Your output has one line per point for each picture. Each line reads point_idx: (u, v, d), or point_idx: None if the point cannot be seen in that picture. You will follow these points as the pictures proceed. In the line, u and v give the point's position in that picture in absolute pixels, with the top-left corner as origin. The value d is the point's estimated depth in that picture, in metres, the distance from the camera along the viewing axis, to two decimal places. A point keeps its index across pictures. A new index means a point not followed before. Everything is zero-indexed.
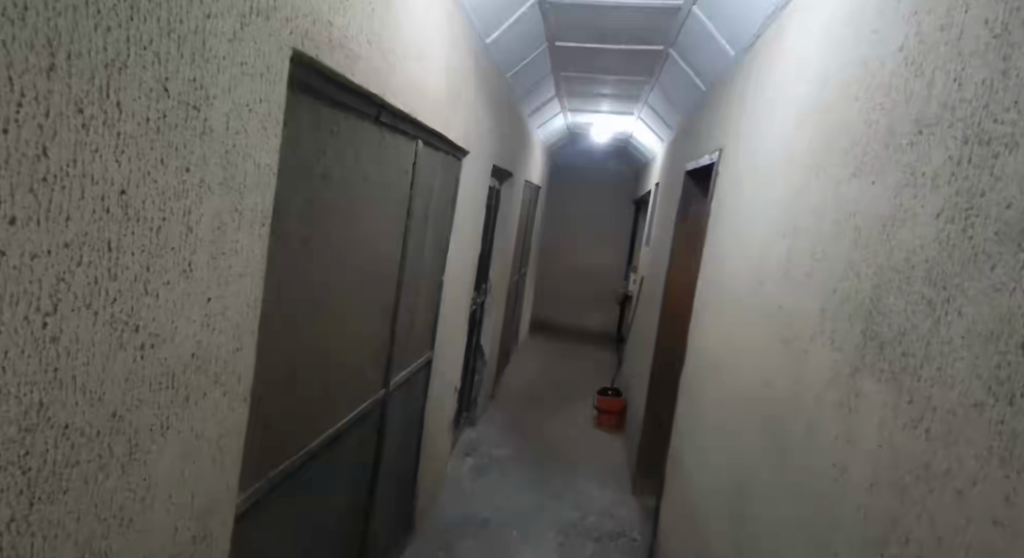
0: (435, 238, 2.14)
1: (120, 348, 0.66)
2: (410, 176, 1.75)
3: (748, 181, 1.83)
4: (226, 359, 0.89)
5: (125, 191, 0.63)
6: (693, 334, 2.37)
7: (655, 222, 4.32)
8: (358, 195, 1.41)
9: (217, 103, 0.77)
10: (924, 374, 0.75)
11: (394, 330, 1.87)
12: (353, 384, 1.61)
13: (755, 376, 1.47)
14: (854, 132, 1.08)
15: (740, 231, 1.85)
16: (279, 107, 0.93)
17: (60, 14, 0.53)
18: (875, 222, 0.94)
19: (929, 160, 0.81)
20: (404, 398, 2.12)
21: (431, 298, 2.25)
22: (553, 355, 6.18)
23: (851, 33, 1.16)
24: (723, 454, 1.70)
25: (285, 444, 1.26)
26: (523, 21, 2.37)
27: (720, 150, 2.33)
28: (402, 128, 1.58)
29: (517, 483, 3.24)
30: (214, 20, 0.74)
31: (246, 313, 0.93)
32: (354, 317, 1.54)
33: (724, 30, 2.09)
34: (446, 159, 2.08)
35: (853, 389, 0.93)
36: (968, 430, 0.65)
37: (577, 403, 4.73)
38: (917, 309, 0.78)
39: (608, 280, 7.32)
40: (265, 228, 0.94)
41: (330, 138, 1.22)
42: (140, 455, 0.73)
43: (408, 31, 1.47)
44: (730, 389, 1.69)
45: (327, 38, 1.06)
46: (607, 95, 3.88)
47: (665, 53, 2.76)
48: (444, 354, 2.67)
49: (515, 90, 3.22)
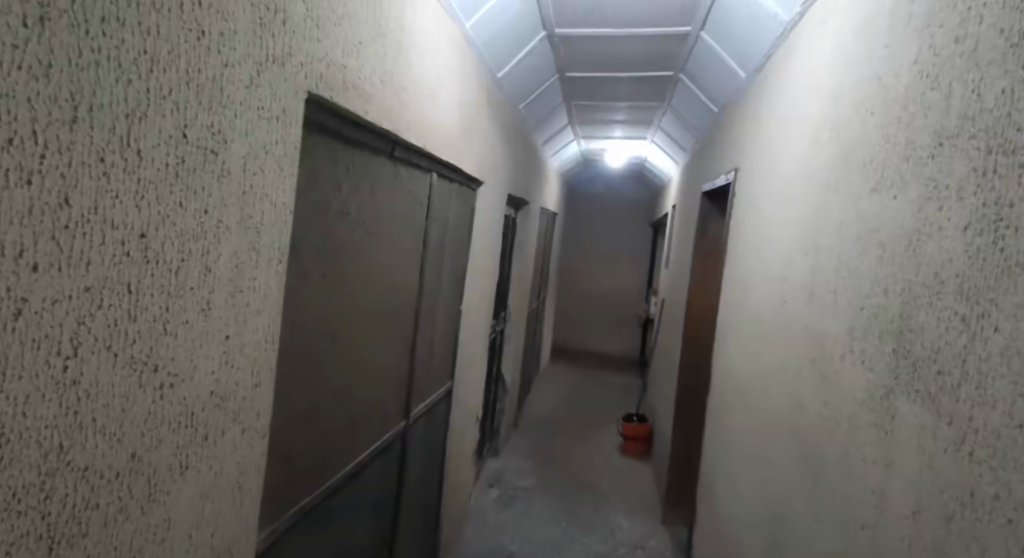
0: (451, 267, 2.14)
1: (140, 388, 0.67)
2: (425, 209, 1.77)
3: (767, 200, 1.81)
4: (245, 396, 0.89)
5: (145, 235, 0.65)
6: (718, 355, 2.31)
7: (673, 244, 4.30)
8: (374, 229, 1.43)
9: (235, 146, 0.79)
10: (963, 394, 0.71)
11: (413, 361, 1.86)
12: (373, 417, 1.60)
13: (785, 398, 1.42)
14: (872, 148, 1.07)
15: (761, 251, 1.82)
16: (295, 147, 0.94)
17: (83, 69, 0.55)
18: (900, 237, 0.92)
19: (953, 173, 0.79)
20: (426, 429, 2.11)
21: (449, 327, 2.24)
22: (575, 381, 6.10)
23: (863, 48, 1.16)
24: (754, 481, 1.65)
25: (305, 479, 1.25)
26: (534, 53, 2.41)
27: (737, 169, 2.31)
28: (416, 163, 1.60)
29: (543, 515, 3.17)
30: (231, 68, 0.76)
31: (264, 349, 0.93)
32: (372, 350, 1.54)
33: (734, 54, 2.10)
34: (460, 189, 2.09)
35: (888, 410, 0.90)
36: (1015, 454, 0.62)
37: (601, 431, 4.64)
38: (950, 326, 0.75)
39: (629, 304, 7.26)
40: (282, 264, 0.95)
41: (346, 174, 1.24)
42: (160, 495, 0.72)
43: (420, 69, 1.50)
44: (759, 413, 1.64)
45: (342, 79, 1.08)
46: (619, 121, 3.91)
47: (676, 78, 2.78)
48: (464, 383, 2.64)
49: (528, 120, 3.26)
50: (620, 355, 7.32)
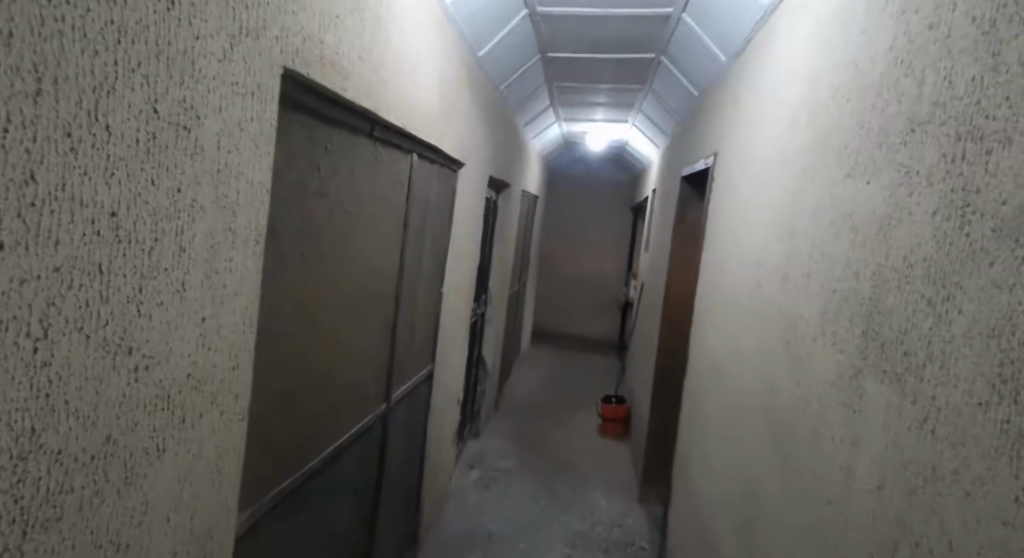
0: (432, 249, 2.14)
1: (114, 370, 0.66)
2: (405, 190, 1.75)
3: (745, 184, 1.83)
4: (223, 379, 0.88)
5: (116, 213, 0.63)
6: (695, 338, 2.35)
7: (653, 227, 4.33)
8: (353, 210, 1.41)
9: (209, 122, 0.77)
10: (927, 373, 0.74)
11: (394, 344, 1.86)
12: (353, 400, 1.60)
13: (759, 380, 1.46)
14: (847, 133, 1.08)
15: (738, 235, 1.84)
16: (271, 125, 0.92)
17: (46, 39, 0.53)
18: (872, 222, 0.94)
19: (923, 159, 0.81)
20: (406, 412, 2.11)
21: (430, 310, 2.24)
22: (556, 364, 6.16)
23: (841, 33, 1.17)
24: (728, 461, 1.69)
25: (285, 462, 1.25)
26: (515, 32, 2.39)
27: (716, 153, 2.33)
28: (397, 143, 1.59)
29: (523, 495, 3.21)
30: (202, 41, 0.74)
31: (242, 331, 0.92)
32: (351, 332, 1.54)
33: (715, 37, 2.11)
34: (441, 171, 2.08)
35: (856, 390, 0.92)
36: (974, 430, 0.64)
37: (581, 413, 4.70)
38: (917, 309, 0.78)
39: (609, 288, 7.32)
40: (259, 245, 0.94)
41: (324, 153, 1.22)
42: (136, 479, 0.72)
43: (399, 46, 1.47)
44: (735, 395, 1.68)
45: (319, 55, 1.06)
46: (601, 104, 3.90)
47: (657, 61, 2.78)
48: (445, 366, 2.65)
49: (510, 101, 3.24)
50: (600, 338, 7.40)
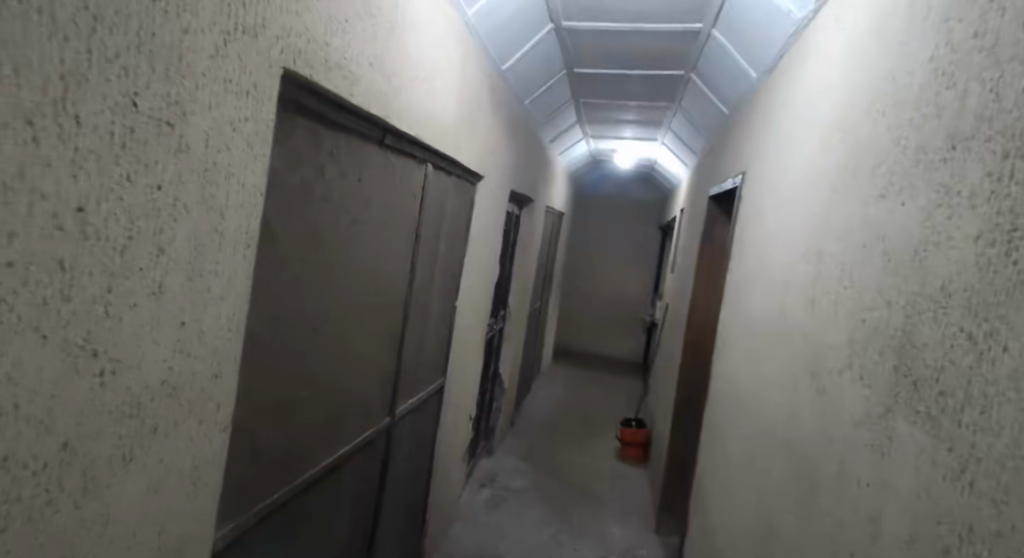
0: (446, 262, 2.10)
1: (74, 374, 0.62)
2: (419, 200, 1.72)
3: (773, 205, 1.75)
4: (203, 387, 0.85)
5: (83, 208, 0.60)
6: (717, 364, 2.25)
7: (680, 248, 4.22)
8: (360, 218, 1.38)
9: (196, 119, 0.74)
10: (965, 418, 0.66)
11: (401, 357, 1.82)
12: (354, 412, 1.56)
13: (780, 412, 1.37)
14: (880, 152, 1.01)
15: (764, 258, 1.75)
16: (267, 126, 0.89)
17: (8, 22, 0.50)
18: (906, 246, 0.86)
19: (965, 178, 0.73)
20: (412, 428, 2.06)
21: (442, 324, 2.20)
22: (576, 383, 6.05)
23: (878, 45, 1.09)
24: (746, 496, 1.59)
25: (276, 474, 1.21)
26: (541, 45, 2.36)
27: (744, 172, 2.24)
28: (410, 152, 1.56)
29: (534, 517, 3.12)
30: (192, 35, 0.71)
31: (227, 338, 0.88)
32: (355, 344, 1.50)
33: (746, 53, 2.04)
34: (458, 183, 2.05)
35: (884, 431, 0.84)
36: (1019, 488, 0.56)
37: (599, 435, 4.58)
38: (955, 344, 0.70)
39: (635, 308, 7.18)
40: (250, 249, 0.90)
41: (329, 159, 1.19)
42: (97, 489, 0.68)
43: (415, 54, 1.45)
44: (755, 426, 1.58)
45: (324, 58, 1.03)
46: (630, 121, 3.84)
47: (686, 78, 2.71)
48: (458, 380, 2.60)
49: (535, 115, 3.21)
50: (625, 359, 7.25)
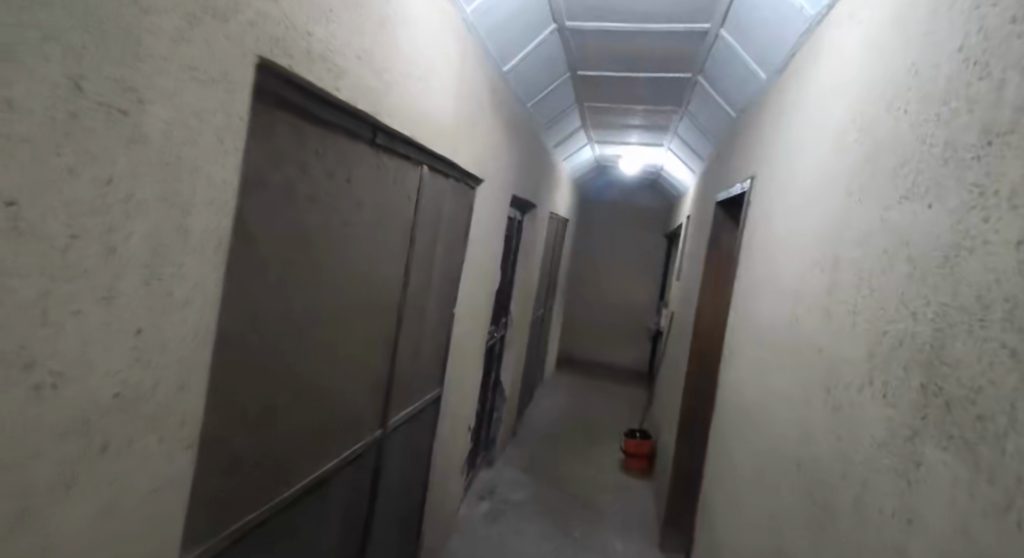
0: (443, 267, 2.03)
1: (4, 388, 0.56)
2: (414, 203, 1.65)
3: (783, 209, 1.67)
4: (162, 400, 0.78)
5: (14, 202, 0.54)
6: (724, 375, 2.17)
7: (686, 255, 4.14)
8: (350, 220, 1.32)
9: (154, 108, 0.68)
10: (1009, 447, 0.58)
11: (394, 366, 1.75)
12: (343, 424, 1.49)
13: (792, 428, 1.29)
14: (902, 150, 0.93)
15: (774, 266, 1.67)
16: (239, 118, 0.83)
17: None
18: (935, 252, 0.78)
19: (1004, 175, 0.66)
20: (406, 439, 1.98)
21: (439, 331, 2.13)
22: (580, 392, 5.96)
23: (899, 37, 1.02)
24: (755, 516, 1.51)
25: (254, 492, 1.14)
26: (543, 46, 2.30)
27: (753, 176, 2.17)
28: (403, 152, 1.49)
29: (534, 531, 3.03)
30: (150, 14, 0.65)
31: (190, 347, 0.82)
32: (344, 353, 1.43)
33: (755, 53, 1.97)
34: (456, 186, 1.98)
35: (910, 456, 0.76)
36: None
37: (602, 445, 4.49)
38: (995, 361, 0.62)
39: (640, 315, 7.09)
40: (219, 252, 0.84)
41: (315, 157, 1.13)
42: (36, 515, 0.61)
43: (408, 50, 1.39)
44: (765, 442, 1.50)
45: (305, 49, 0.97)
46: (635, 126, 3.78)
47: (693, 81, 2.65)
48: (456, 389, 2.52)
49: (538, 119, 3.15)
50: (629, 367, 7.15)
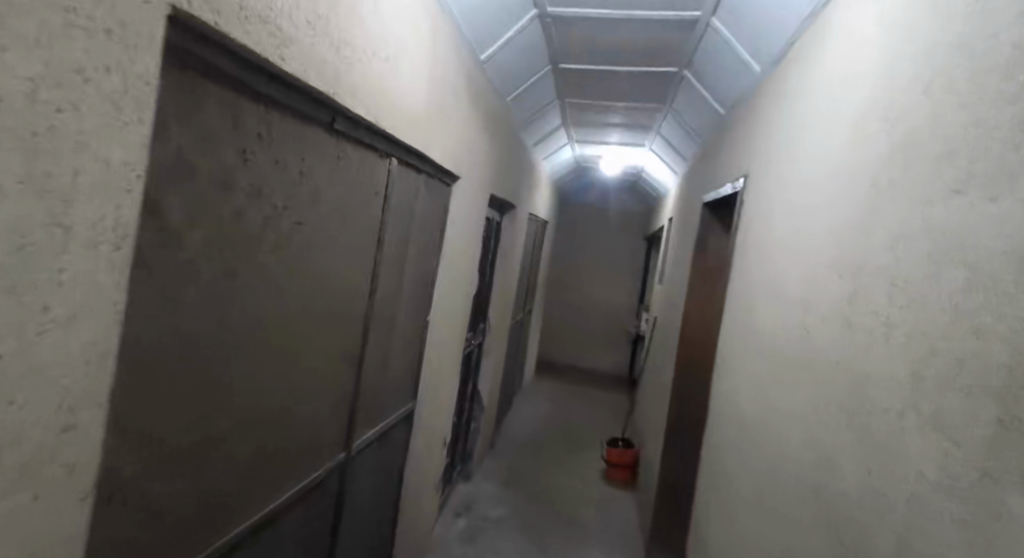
0: (415, 271, 1.86)
1: None
2: (381, 200, 1.48)
3: (783, 209, 1.54)
4: (38, 445, 0.60)
5: None
6: (717, 387, 2.03)
7: (669, 258, 4.03)
8: (303, 218, 1.15)
9: (10, 59, 0.50)
10: None
11: (360, 381, 1.57)
12: (298, 450, 1.31)
13: (804, 452, 1.15)
14: (948, 136, 0.80)
15: (774, 270, 1.54)
16: (146, 83, 0.66)
17: None
18: (1003, 254, 0.65)
19: None
20: (373, 460, 1.80)
21: (411, 341, 1.96)
22: (559, 398, 5.82)
23: (934, 9, 0.89)
24: (758, 546, 1.37)
25: (182, 539, 0.96)
26: (523, 34, 2.15)
27: (745, 175, 2.04)
28: (368, 141, 1.32)
29: (513, 550, 2.87)
30: None
31: (78, 374, 0.64)
32: (297, 369, 1.25)
33: (748, 43, 1.85)
34: (430, 183, 1.82)
35: (982, 506, 0.62)
36: None
37: (583, 454, 4.35)
38: None
39: (619, 319, 6.98)
40: (120, 253, 0.67)
41: (257, 142, 0.96)
42: None
43: (372, 24, 1.22)
44: (769, 464, 1.36)
45: (237, 6, 0.80)
46: (617, 125, 3.65)
47: (679, 76, 2.52)
48: (430, 402, 2.35)
49: (517, 115, 3.00)
50: (609, 372, 7.04)
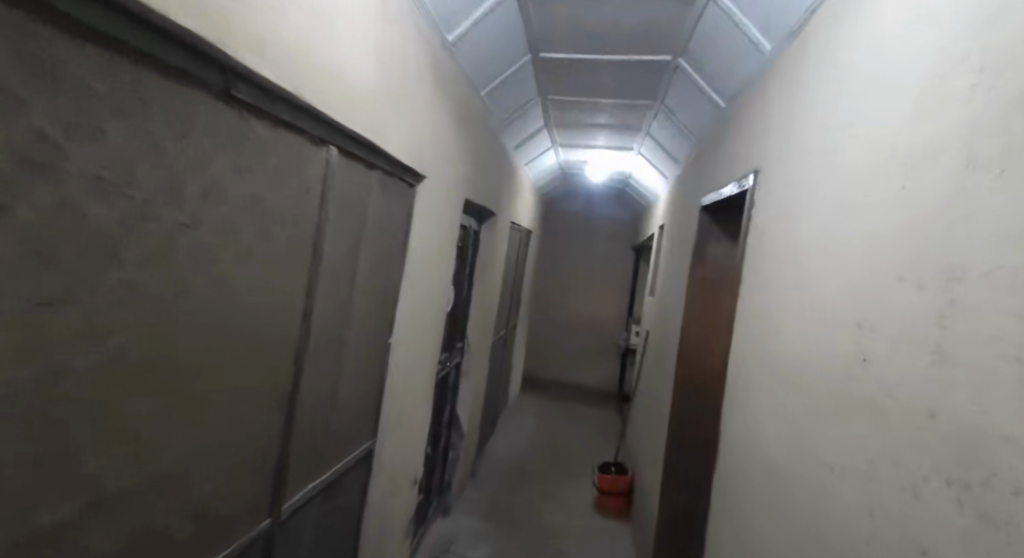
0: (371, 288, 1.56)
1: None
2: (318, 198, 1.19)
3: (810, 205, 1.28)
4: None
5: None
6: (727, 417, 1.75)
7: (662, 269, 3.76)
8: (191, 218, 0.85)
9: None
10: None
11: (294, 425, 1.26)
12: (200, 525, 1.00)
13: (870, 524, 0.86)
14: None
15: (802, 279, 1.27)
16: None
17: None
18: None
19: None
20: (319, 517, 1.49)
21: (367, 370, 1.65)
22: (546, 416, 5.51)
23: None
24: None
25: None
26: (496, 14, 1.88)
27: (755, 171, 1.78)
28: (290, 120, 1.03)
29: None
30: None
31: None
32: (198, 419, 0.95)
33: (757, 16, 1.59)
34: (386, 182, 1.53)
35: None
36: None
37: (573, 480, 4.04)
38: None
39: (608, 332, 6.71)
40: None
41: (98, 104, 0.67)
42: None
43: None
44: (811, 526, 1.08)
45: None
46: (604, 126, 3.40)
47: (673, 65, 2.27)
48: (395, 437, 2.04)
49: (494, 113, 2.73)
50: (598, 388, 6.75)
